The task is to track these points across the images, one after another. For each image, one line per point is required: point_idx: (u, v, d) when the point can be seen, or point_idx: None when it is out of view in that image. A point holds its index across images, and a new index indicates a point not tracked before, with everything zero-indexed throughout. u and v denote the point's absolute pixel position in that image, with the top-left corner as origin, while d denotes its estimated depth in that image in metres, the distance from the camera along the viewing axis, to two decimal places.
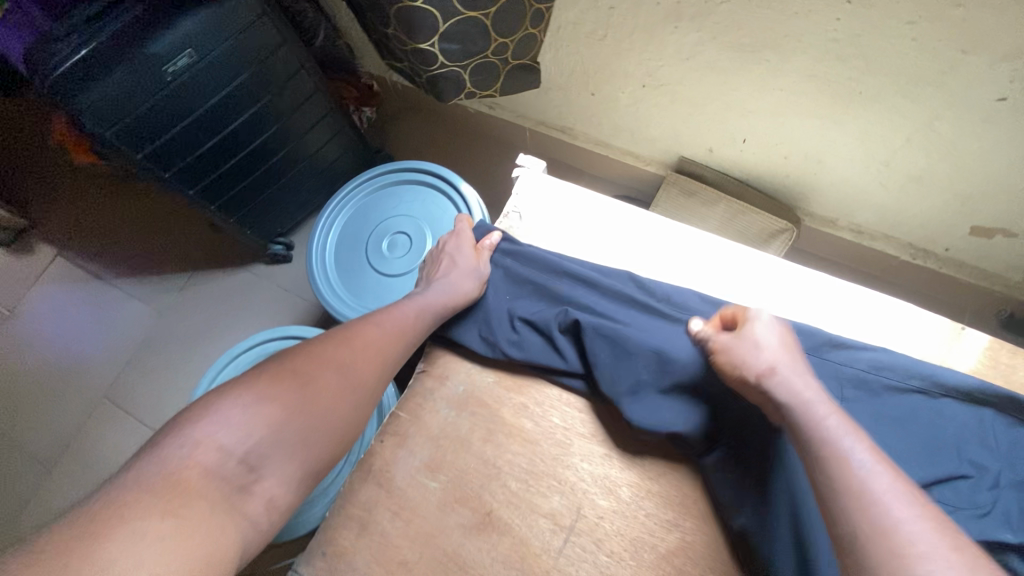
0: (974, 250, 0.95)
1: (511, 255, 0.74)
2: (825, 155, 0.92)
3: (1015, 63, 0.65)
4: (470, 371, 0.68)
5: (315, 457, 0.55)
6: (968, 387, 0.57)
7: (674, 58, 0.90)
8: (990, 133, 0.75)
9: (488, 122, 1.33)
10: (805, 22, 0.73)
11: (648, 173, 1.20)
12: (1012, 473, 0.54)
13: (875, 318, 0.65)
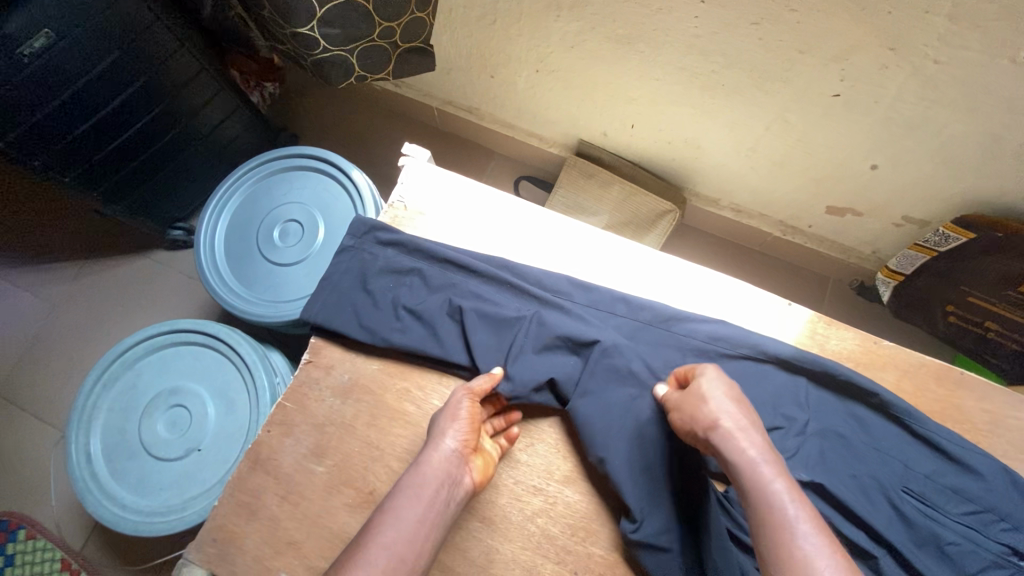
0: (832, 226, 1.05)
1: (392, 246, 0.73)
2: (702, 141, 0.99)
3: (844, 64, 0.72)
4: (354, 360, 0.71)
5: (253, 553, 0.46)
6: (788, 357, 0.65)
7: (560, 46, 0.92)
8: (832, 124, 0.82)
9: (395, 100, 1.31)
10: (668, 18, 0.77)
11: (552, 154, 1.24)
12: (816, 423, 0.64)
13: (720, 296, 0.73)
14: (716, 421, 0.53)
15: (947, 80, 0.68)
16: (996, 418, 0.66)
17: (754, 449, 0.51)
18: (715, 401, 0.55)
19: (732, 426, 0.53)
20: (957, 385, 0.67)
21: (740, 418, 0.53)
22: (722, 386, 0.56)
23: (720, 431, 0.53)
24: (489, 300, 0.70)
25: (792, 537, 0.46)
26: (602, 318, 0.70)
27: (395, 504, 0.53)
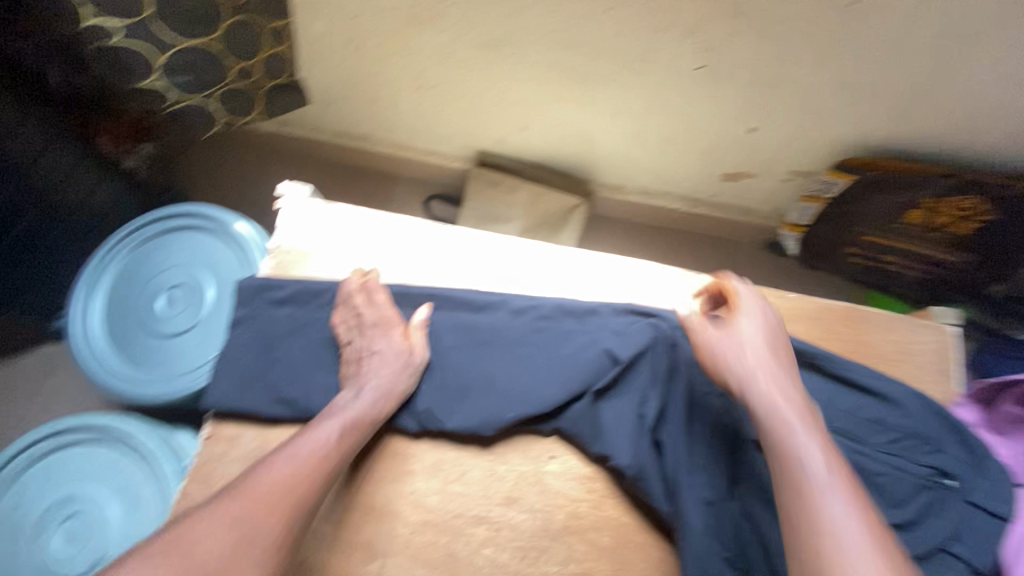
0: (730, 192, 1.09)
1: (289, 302, 0.69)
2: (592, 132, 1.00)
3: (698, 35, 0.74)
4: (260, 425, 0.65)
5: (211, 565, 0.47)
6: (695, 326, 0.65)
7: (430, 60, 0.91)
8: (703, 94, 0.85)
9: (282, 141, 1.25)
10: (526, 15, 0.77)
11: (456, 169, 1.21)
12: None
13: (625, 279, 0.72)
14: (756, 355, 0.55)
15: (789, 37, 0.71)
16: (901, 345, 0.68)
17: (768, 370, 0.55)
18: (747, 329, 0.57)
19: (764, 361, 0.55)
20: (862, 322, 0.69)
21: (772, 356, 0.56)
22: (766, 322, 0.58)
23: (757, 364, 0.55)
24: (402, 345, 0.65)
25: (796, 461, 0.48)
26: (519, 327, 0.67)
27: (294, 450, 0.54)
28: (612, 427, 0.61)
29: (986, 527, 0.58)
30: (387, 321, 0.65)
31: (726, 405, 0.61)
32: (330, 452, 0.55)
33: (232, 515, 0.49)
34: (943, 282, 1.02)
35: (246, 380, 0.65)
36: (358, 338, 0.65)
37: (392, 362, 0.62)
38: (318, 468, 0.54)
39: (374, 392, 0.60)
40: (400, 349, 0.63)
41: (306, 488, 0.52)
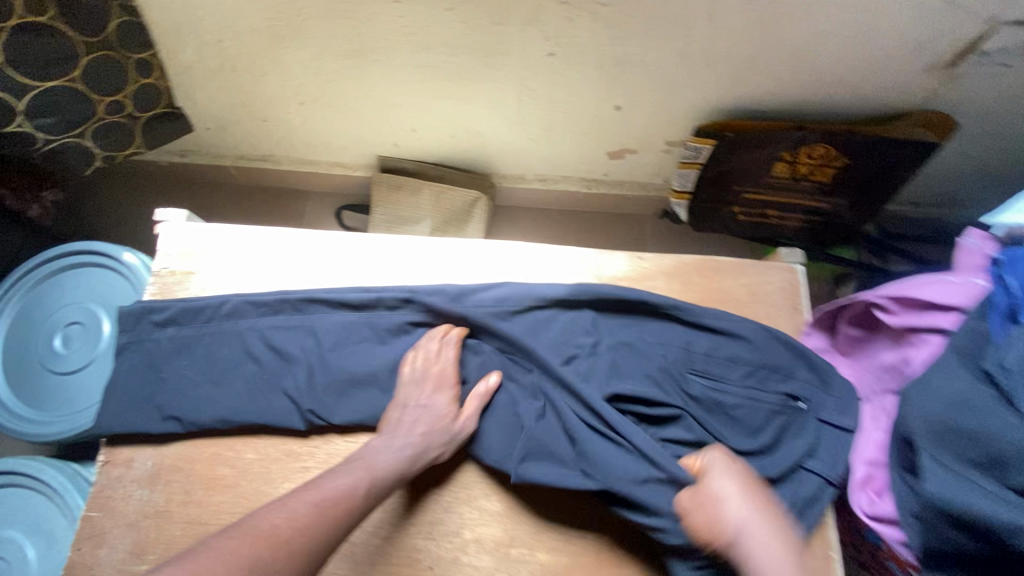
0: (621, 169, 1.15)
1: (172, 324, 0.70)
2: (478, 126, 1.04)
3: (540, 24, 0.79)
4: (155, 445, 0.67)
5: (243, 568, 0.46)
6: (559, 296, 0.70)
7: (305, 74, 0.94)
8: (563, 78, 0.90)
9: (186, 171, 1.25)
10: (379, 21, 0.81)
11: (362, 178, 1.23)
12: (608, 340, 0.70)
13: (499, 257, 0.76)
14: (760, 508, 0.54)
15: (618, 17, 0.77)
16: (753, 289, 0.74)
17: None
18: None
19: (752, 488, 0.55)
20: (715, 271, 0.75)
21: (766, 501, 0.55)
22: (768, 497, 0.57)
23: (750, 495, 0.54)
24: (285, 350, 0.68)
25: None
26: (398, 318, 0.70)
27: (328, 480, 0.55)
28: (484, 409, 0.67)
29: (834, 439, 0.63)
30: (441, 379, 0.66)
31: (587, 366, 0.68)
32: (354, 493, 0.55)
33: (245, 556, 0.46)
34: (822, 227, 1.11)
35: (135, 404, 0.67)
36: (402, 389, 0.66)
37: (431, 421, 0.63)
38: (337, 514, 0.52)
39: (398, 448, 0.60)
40: (444, 412, 0.64)
41: (324, 529, 0.51)
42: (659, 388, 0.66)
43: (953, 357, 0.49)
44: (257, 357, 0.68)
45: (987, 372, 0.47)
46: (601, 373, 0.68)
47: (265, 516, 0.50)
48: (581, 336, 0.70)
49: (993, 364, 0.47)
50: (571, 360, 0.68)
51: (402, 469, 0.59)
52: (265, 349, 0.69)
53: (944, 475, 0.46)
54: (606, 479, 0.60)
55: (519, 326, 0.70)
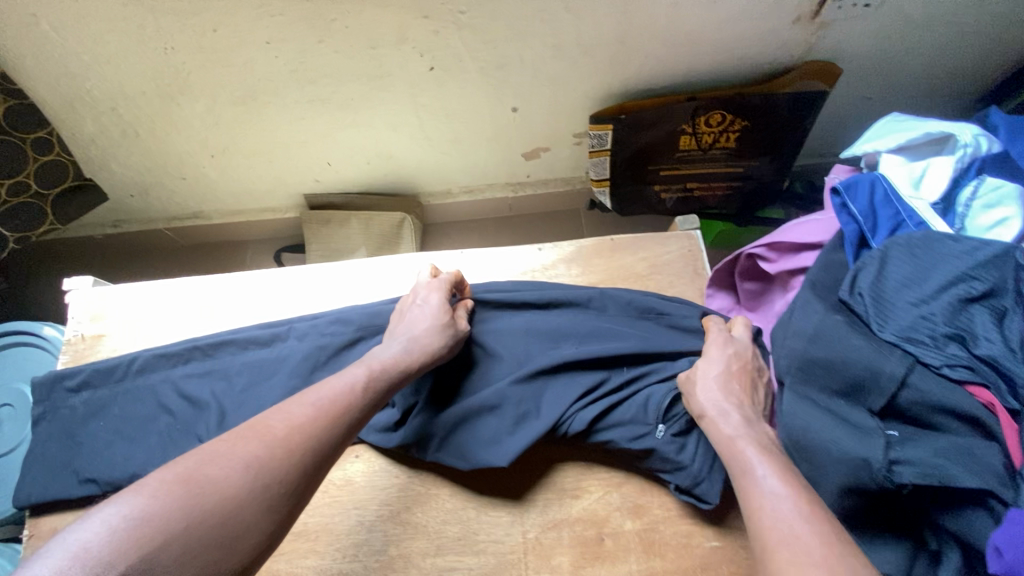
0: (541, 168, 1.16)
1: (85, 388, 0.71)
2: (389, 150, 1.05)
3: (410, 42, 0.81)
4: (77, 512, 0.67)
5: (234, 481, 0.45)
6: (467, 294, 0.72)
7: (206, 127, 0.96)
8: (452, 89, 0.91)
9: (121, 242, 1.26)
10: (257, 65, 0.83)
11: (294, 219, 1.25)
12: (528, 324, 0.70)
13: (401, 272, 0.80)
14: (708, 406, 0.52)
15: (481, 24, 0.79)
16: (652, 262, 0.76)
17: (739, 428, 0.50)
18: (725, 384, 0.54)
19: (722, 411, 0.52)
20: (615, 249, 0.77)
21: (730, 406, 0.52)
22: (734, 365, 0.56)
23: (711, 413, 0.52)
24: (195, 396, 0.69)
25: (757, 491, 0.43)
26: (305, 351, 0.70)
27: (327, 384, 0.55)
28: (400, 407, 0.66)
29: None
30: (434, 283, 0.69)
31: (499, 358, 0.68)
32: (356, 389, 0.55)
33: (244, 454, 0.47)
34: (750, 189, 1.09)
35: (52, 472, 0.67)
36: (408, 300, 0.69)
37: (427, 320, 0.65)
38: (331, 416, 0.52)
39: (394, 347, 0.61)
40: (440, 311, 0.65)
41: (322, 435, 0.51)
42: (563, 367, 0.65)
43: (811, 293, 0.49)
44: (168, 407, 0.68)
45: (845, 303, 0.47)
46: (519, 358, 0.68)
47: (265, 419, 0.50)
48: (489, 331, 0.70)
49: (851, 292, 0.47)
50: (491, 350, 0.69)
51: (399, 363, 0.59)
52: (177, 398, 0.69)
53: (804, 417, 0.45)
54: (500, 456, 0.61)
55: None
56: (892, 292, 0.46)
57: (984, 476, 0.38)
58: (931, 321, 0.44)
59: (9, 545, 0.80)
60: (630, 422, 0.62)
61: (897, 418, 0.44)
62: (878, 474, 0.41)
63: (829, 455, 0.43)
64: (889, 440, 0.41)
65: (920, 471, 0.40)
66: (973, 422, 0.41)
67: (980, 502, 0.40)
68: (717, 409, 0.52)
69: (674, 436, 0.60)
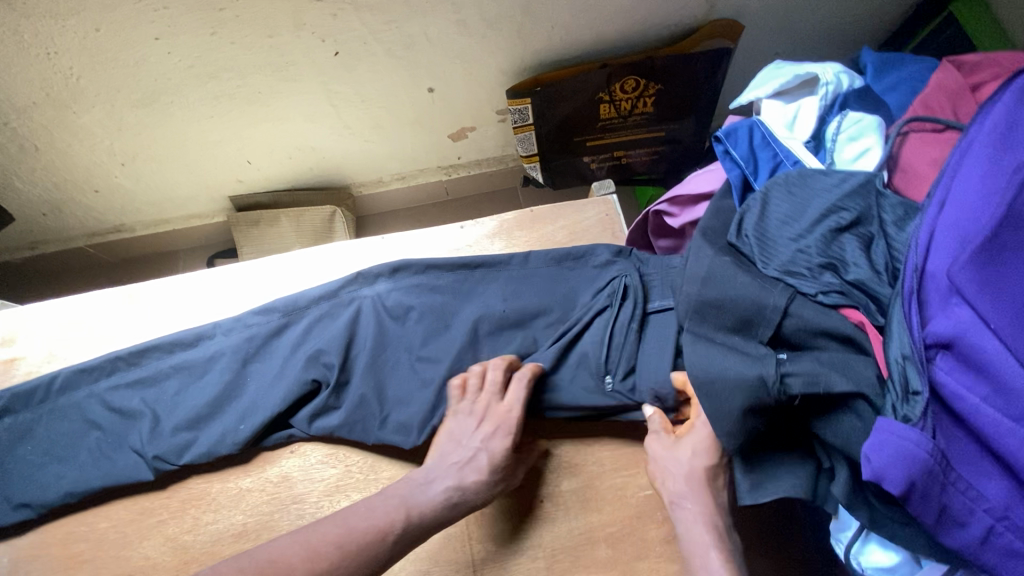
0: (470, 149, 1.15)
1: (4, 414, 0.66)
2: (310, 143, 1.03)
3: (309, 27, 0.79)
4: (4, 542, 0.65)
5: None
6: (386, 267, 0.69)
7: (109, 134, 0.92)
8: (362, 74, 0.89)
9: (42, 263, 1.20)
10: (152, 64, 0.80)
11: (223, 223, 1.21)
12: (453, 296, 0.68)
13: (328, 260, 0.78)
14: (671, 496, 0.55)
15: (379, 4, 0.77)
16: (572, 228, 0.77)
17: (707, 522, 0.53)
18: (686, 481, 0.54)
19: (683, 499, 0.54)
20: (535, 220, 0.77)
21: (690, 493, 0.54)
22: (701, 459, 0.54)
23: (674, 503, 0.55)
24: (123, 408, 0.65)
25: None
26: (233, 346, 0.67)
27: (353, 508, 0.53)
28: (343, 393, 0.65)
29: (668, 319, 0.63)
30: (477, 406, 0.60)
31: (428, 329, 0.66)
32: (389, 529, 0.52)
33: None
34: (673, 152, 1.11)
35: None
36: (450, 411, 0.61)
37: (462, 450, 0.58)
38: (368, 549, 0.50)
39: (448, 473, 0.57)
40: (486, 438, 0.58)
41: (358, 559, 0.50)
42: (493, 335, 0.66)
43: (702, 239, 0.51)
44: (98, 422, 0.65)
45: (734, 245, 0.49)
46: (448, 325, 0.67)
47: (281, 552, 0.49)
48: (417, 300, 0.68)
49: (737, 235, 0.49)
50: (417, 321, 0.67)
51: (458, 484, 0.56)
52: (105, 413, 0.66)
53: (704, 351, 0.47)
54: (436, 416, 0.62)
55: (350, 303, 0.68)
56: (773, 231, 0.48)
57: (859, 384, 0.41)
58: (807, 253, 0.46)
59: None
60: (581, 374, 0.62)
61: (785, 344, 0.46)
62: (772, 390, 0.43)
63: (727, 381, 0.45)
64: (778, 359, 0.44)
65: (806, 381, 0.43)
66: (847, 340, 0.44)
67: (845, 407, 0.43)
68: (677, 500, 0.55)
69: (622, 380, 0.60)
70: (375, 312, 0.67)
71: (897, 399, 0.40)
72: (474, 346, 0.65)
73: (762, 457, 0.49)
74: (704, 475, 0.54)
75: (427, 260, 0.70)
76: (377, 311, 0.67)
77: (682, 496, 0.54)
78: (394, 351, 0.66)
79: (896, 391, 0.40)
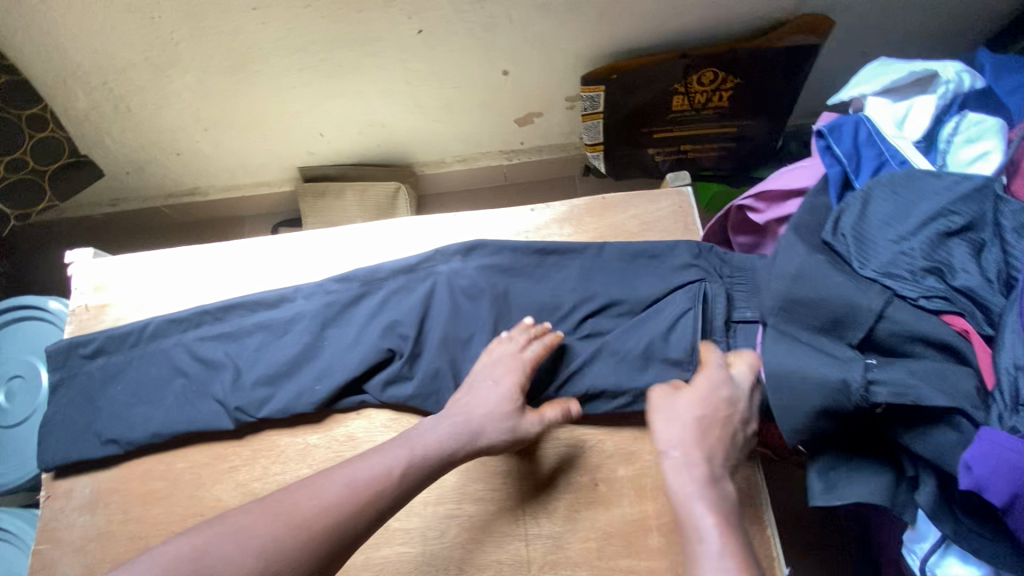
0: (534, 133, 1.15)
1: (100, 355, 0.71)
2: (381, 119, 1.05)
3: (397, 3, 0.80)
4: (91, 474, 0.69)
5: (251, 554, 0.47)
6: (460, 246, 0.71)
7: (196, 100, 0.96)
8: (440, 53, 0.90)
9: (119, 220, 1.26)
10: (244, 33, 0.83)
11: (289, 192, 1.25)
12: (525, 281, 0.71)
13: (397, 234, 0.77)
14: (671, 447, 0.54)
15: None
16: (643, 219, 0.76)
17: (698, 477, 0.53)
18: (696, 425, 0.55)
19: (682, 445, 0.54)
20: (606, 208, 0.76)
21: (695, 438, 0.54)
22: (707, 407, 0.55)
23: (673, 456, 0.54)
24: (211, 359, 0.70)
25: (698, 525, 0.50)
26: (314, 309, 0.71)
27: (359, 457, 0.55)
28: (417, 364, 0.68)
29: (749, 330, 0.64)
30: (507, 358, 0.63)
31: (499, 311, 0.69)
32: (395, 472, 0.54)
33: (263, 535, 0.48)
34: (743, 149, 1.08)
35: (73, 437, 0.69)
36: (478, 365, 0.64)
37: (489, 396, 0.61)
38: (372, 493, 0.52)
39: (465, 417, 0.59)
40: (513, 386, 0.61)
41: (365, 503, 0.52)
42: (567, 322, 0.69)
43: (795, 235, 0.50)
44: (187, 370, 0.70)
45: (828, 243, 0.49)
46: (529, 310, 0.70)
47: (289, 493, 0.51)
48: (490, 282, 0.70)
49: (834, 233, 0.48)
50: (492, 304, 0.69)
51: (475, 428, 0.59)
52: (194, 363, 0.70)
53: (786, 349, 0.47)
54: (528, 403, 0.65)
55: (426, 278, 0.71)
56: (874, 231, 0.48)
57: (956, 397, 0.41)
58: (909, 257, 0.46)
59: (31, 511, 0.82)
60: (656, 368, 0.64)
61: (875, 348, 0.46)
62: (857, 393, 0.43)
63: (808, 382, 0.45)
64: (867, 364, 0.44)
65: (895, 390, 0.42)
66: (947, 348, 0.44)
67: (944, 421, 0.43)
68: (675, 449, 0.54)
69: None
70: (450, 288, 0.70)
71: (1004, 408, 0.40)
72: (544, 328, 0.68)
73: (842, 461, 0.49)
74: (703, 425, 0.55)
75: (503, 243, 0.72)
76: (453, 290, 0.70)
77: (672, 445, 0.54)
78: (468, 330, 0.69)
79: (1003, 402, 0.41)
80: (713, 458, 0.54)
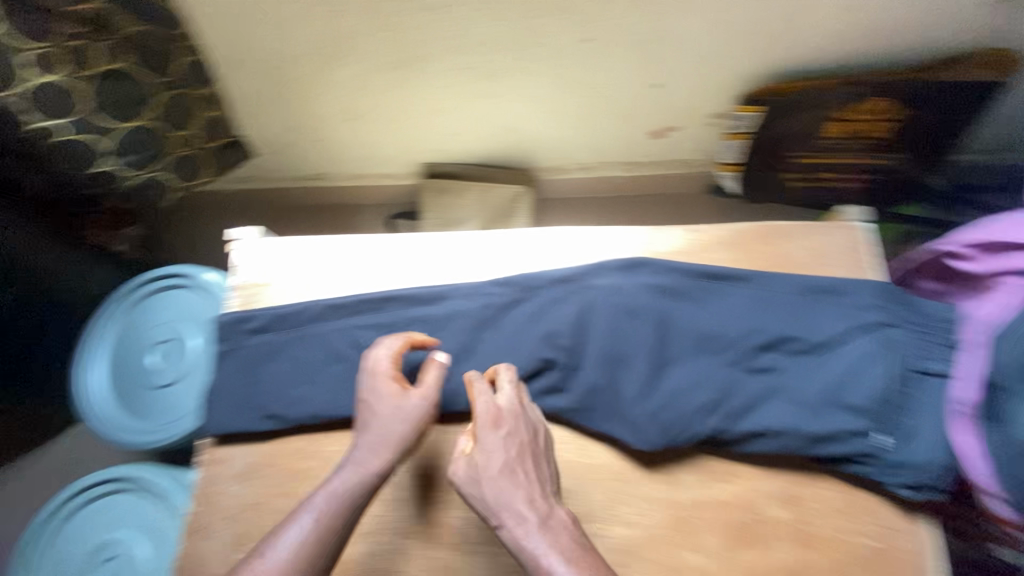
0: (664, 148, 1.13)
1: (262, 332, 0.74)
2: (519, 123, 1.06)
3: (577, 12, 0.80)
4: (247, 445, 0.72)
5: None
6: (620, 262, 0.70)
7: (350, 90, 0.98)
8: (601, 63, 0.90)
9: (244, 197, 1.30)
10: (421, 32, 0.85)
11: (408, 186, 1.27)
12: (688, 305, 0.68)
13: (552, 242, 0.78)
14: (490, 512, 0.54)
15: None
16: (811, 253, 0.73)
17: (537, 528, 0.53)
18: (504, 479, 0.55)
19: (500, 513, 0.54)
20: (770, 238, 0.75)
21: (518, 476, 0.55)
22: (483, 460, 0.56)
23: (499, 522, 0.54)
24: (367, 348, 0.71)
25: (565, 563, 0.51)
26: (471, 310, 0.71)
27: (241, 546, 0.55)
28: (574, 378, 0.67)
29: (937, 383, 0.60)
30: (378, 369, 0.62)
31: (660, 334, 0.67)
32: (332, 513, 0.56)
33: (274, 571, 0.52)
34: (886, 183, 1.04)
35: (234, 408, 0.72)
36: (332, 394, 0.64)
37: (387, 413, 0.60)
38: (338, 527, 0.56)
39: (373, 436, 0.60)
40: (393, 401, 0.60)
41: (324, 542, 0.55)
42: (735, 352, 0.65)
43: None
44: (345, 356, 0.72)
45: None
46: (695, 336, 0.67)
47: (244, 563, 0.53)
48: (652, 301, 0.68)
49: None
50: (653, 325, 0.67)
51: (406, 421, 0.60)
52: (350, 351, 0.72)
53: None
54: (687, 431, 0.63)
55: (585, 291, 0.70)
56: None
57: None
58: None
59: (172, 469, 0.86)
60: (832, 412, 0.62)
61: None
62: None
63: None
64: None
65: None
66: None
67: None
68: (491, 507, 0.54)
69: (890, 436, 0.60)
70: (611, 303, 0.68)
71: None
72: (709, 356, 0.66)
73: None
74: (506, 496, 0.54)
75: (666, 262, 0.70)
76: (614, 306, 0.68)
77: (500, 509, 0.54)
78: (626, 347, 0.67)
79: None
80: (536, 498, 0.55)
